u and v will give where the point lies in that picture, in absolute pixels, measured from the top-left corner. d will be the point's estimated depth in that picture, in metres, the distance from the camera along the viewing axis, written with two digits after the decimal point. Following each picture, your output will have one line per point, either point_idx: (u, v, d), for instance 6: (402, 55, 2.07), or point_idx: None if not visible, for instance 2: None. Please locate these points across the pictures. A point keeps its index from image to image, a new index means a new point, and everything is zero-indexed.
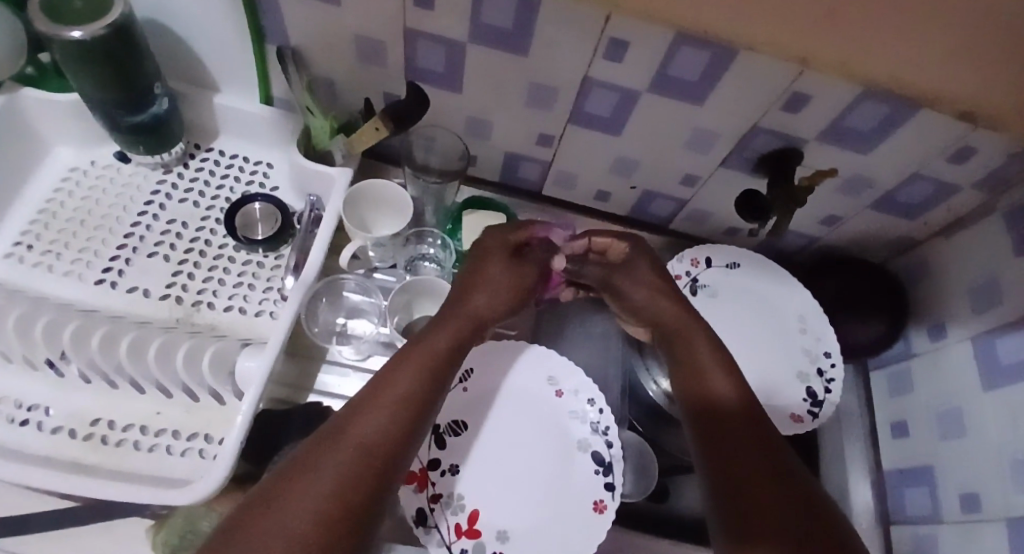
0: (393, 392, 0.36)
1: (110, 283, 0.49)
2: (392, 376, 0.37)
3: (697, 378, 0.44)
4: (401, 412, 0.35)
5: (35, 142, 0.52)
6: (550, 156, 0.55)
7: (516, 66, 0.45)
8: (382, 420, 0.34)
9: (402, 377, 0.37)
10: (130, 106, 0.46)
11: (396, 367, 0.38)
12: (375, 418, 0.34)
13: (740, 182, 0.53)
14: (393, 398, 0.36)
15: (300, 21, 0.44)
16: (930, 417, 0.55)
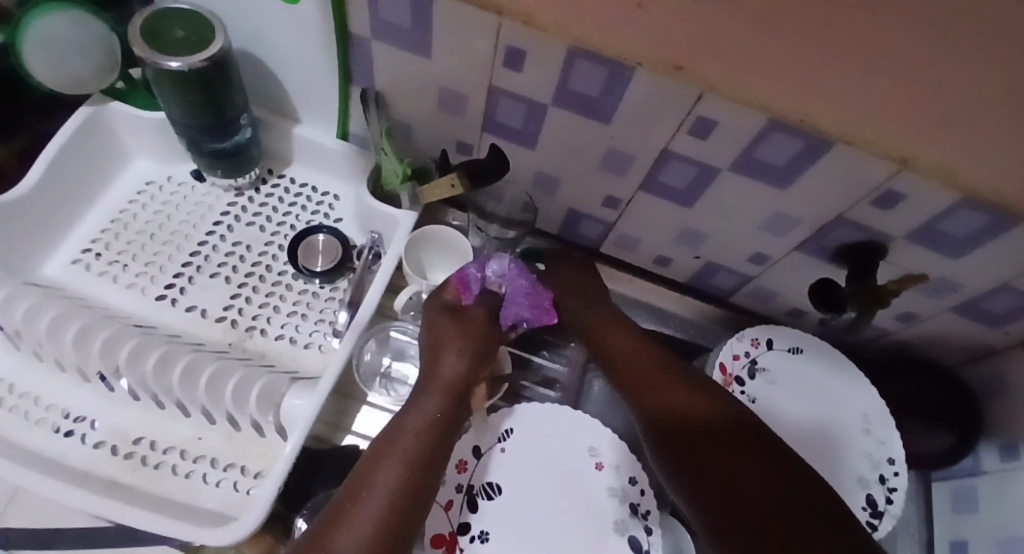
0: (381, 483, 0.37)
1: (168, 300, 0.50)
2: (375, 466, 0.39)
3: (660, 392, 0.46)
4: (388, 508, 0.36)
5: (119, 154, 0.55)
6: (613, 218, 0.54)
7: (593, 132, 0.44)
8: (379, 510, 0.36)
9: (380, 469, 0.38)
10: (215, 133, 0.48)
11: (379, 457, 0.39)
12: (364, 512, 0.36)
13: (811, 267, 0.51)
14: (376, 488, 0.37)
15: (389, 69, 0.44)
16: (995, 547, 0.50)
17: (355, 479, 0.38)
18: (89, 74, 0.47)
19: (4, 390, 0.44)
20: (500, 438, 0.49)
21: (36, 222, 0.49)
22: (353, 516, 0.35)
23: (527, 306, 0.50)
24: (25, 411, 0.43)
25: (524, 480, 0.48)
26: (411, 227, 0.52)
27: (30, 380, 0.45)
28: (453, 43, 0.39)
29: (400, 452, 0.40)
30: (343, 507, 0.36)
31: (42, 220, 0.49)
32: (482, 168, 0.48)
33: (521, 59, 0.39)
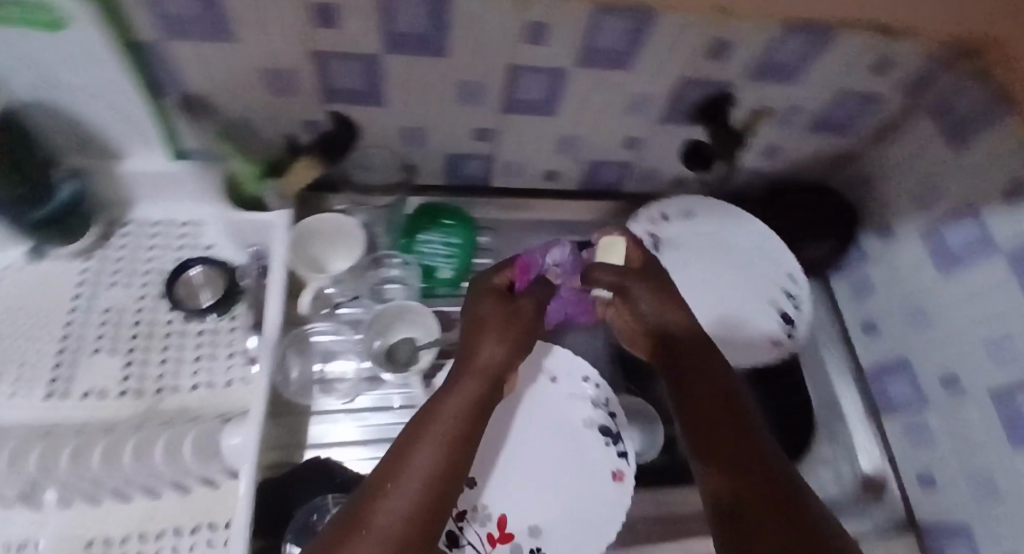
0: (416, 479, 0.30)
1: (54, 392, 0.47)
2: (410, 458, 0.31)
3: (668, 309, 0.41)
4: (425, 497, 0.30)
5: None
6: (492, 149, 0.54)
7: (438, 70, 0.43)
8: (410, 508, 0.29)
9: (420, 461, 0.31)
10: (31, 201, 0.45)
11: (415, 439, 0.32)
12: (392, 503, 0.29)
13: (679, 133, 0.54)
14: (411, 485, 0.30)
15: (195, 66, 0.40)
16: (898, 315, 0.58)
17: (382, 462, 0.31)
18: None
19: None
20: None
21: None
22: (381, 509, 0.29)
23: (572, 307, 0.54)
24: None
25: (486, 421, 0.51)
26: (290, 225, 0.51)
27: None
28: (256, 20, 0.36)
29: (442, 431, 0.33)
30: (373, 498, 0.30)
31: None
32: (331, 138, 0.48)
33: (332, 14, 0.36)
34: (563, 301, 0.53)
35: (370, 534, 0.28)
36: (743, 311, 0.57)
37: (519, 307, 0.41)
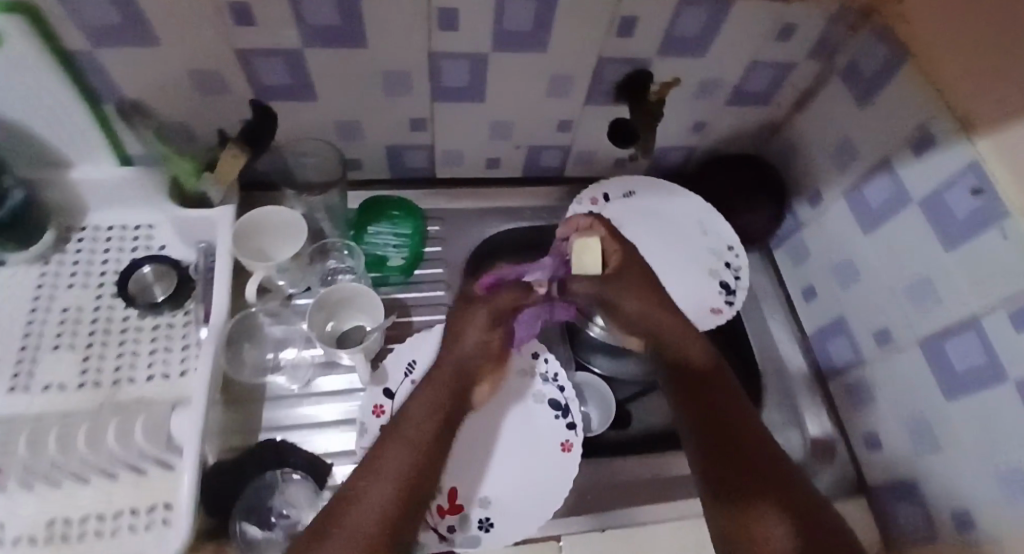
0: (444, 379, 0.41)
1: (164, 373, 0.47)
2: (445, 361, 0.43)
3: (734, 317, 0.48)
4: (431, 412, 0.39)
5: (33, 259, 0.50)
6: (569, 140, 0.59)
7: (534, 63, 0.47)
8: (433, 416, 0.39)
9: (446, 363, 0.43)
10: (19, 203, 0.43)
11: (470, 316, 0.44)
12: (419, 405, 0.39)
13: (742, 115, 0.58)
14: (438, 387, 0.41)
15: (325, 72, 0.45)
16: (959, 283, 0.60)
17: (450, 334, 0.44)
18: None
19: (65, 525, 0.41)
20: (544, 372, 0.53)
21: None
22: (410, 410, 0.39)
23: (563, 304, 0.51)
24: (127, 527, 0.41)
25: (574, 388, 0.56)
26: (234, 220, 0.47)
27: (110, 502, 0.42)
28: (389, 25, 0.41)
29: (447, 379, 0.42)
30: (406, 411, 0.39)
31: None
32: (256, 130, 0.46)
33: (456, 16, 0.41)
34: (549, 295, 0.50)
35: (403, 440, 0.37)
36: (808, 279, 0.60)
37: (620, 252, 0.48)
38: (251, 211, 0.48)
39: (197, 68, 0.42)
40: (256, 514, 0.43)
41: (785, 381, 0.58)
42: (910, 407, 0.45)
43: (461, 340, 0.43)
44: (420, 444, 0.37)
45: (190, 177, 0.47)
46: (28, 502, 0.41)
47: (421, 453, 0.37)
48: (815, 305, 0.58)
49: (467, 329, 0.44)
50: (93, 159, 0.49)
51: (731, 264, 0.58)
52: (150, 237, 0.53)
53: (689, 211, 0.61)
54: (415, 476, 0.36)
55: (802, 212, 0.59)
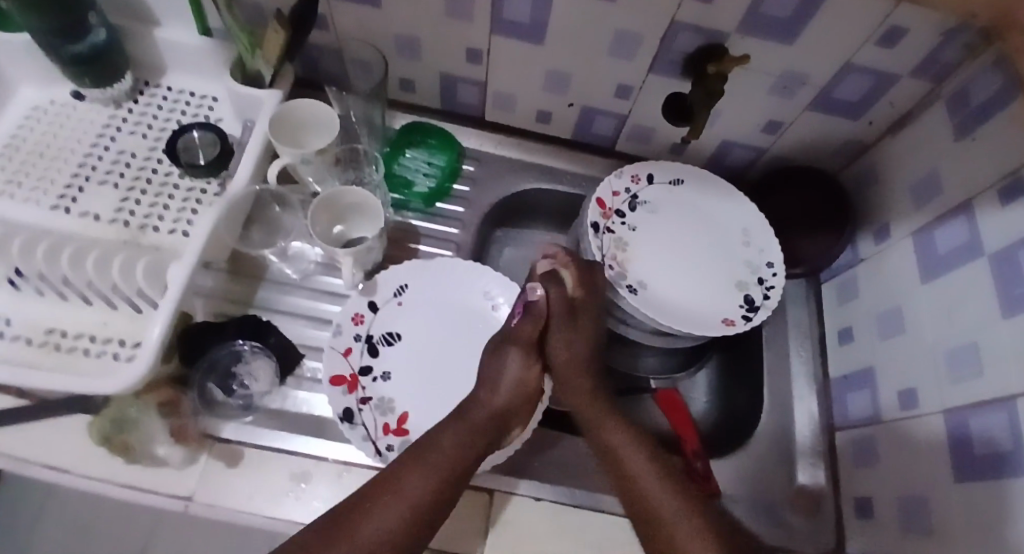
0: (476, 417, 0.41)
1: (184, 231, 0.51)
2: (483, 402, 0.42)
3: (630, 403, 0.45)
4: (471, 436, 0.39)
5: (107, 101, 0.55)
6: (626, 110, 0.55)
7: (599, 13, 0.45)
8: (467, 447, 0.39)
9: (481, 406, 0.42)
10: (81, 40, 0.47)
11: (504, 359, 0.45)
12: (453, 433, 0.39)
13: (825, 125, 0.52)
14: (473, 424, 0.40)
15: None
16: None
17: (485, 380, 0.44)
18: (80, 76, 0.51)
19: (63, 336, 0.46)
20: None
21: (39, 182, 0.51)
22: (442, 435, 0.39)
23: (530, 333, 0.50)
24: (111, 354, 0.46)
25: None
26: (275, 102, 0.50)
27: (105, 327, 0.47)
28: None
29: (485, 411, 0.41)
30: (438, 429, 0.40)
31: (42, 180, 0.51)
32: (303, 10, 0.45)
33: None
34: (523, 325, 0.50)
35: (433, 460, 0.37)
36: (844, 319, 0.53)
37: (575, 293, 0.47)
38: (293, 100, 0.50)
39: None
40: (220, 376, 0.46)
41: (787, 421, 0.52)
42: (914, 485, 0.40)
43: (495, 384, 0.44)
44: (447, 474, 0.36)
45: (246, 52, 0.49)
46: (38, 306, 0.47)
47: (447, 486, 0.36)
48: (846, 351, 0.51)
49: (503, 369, 0.45)
50: (177, 21, 0.53)
51: (764, 281, 0.52)
52: (211, 108, 0.57)
53: (735, 215, 0.55)
54: (444, 501, 0.35)
55: (865, 247, 0.52)
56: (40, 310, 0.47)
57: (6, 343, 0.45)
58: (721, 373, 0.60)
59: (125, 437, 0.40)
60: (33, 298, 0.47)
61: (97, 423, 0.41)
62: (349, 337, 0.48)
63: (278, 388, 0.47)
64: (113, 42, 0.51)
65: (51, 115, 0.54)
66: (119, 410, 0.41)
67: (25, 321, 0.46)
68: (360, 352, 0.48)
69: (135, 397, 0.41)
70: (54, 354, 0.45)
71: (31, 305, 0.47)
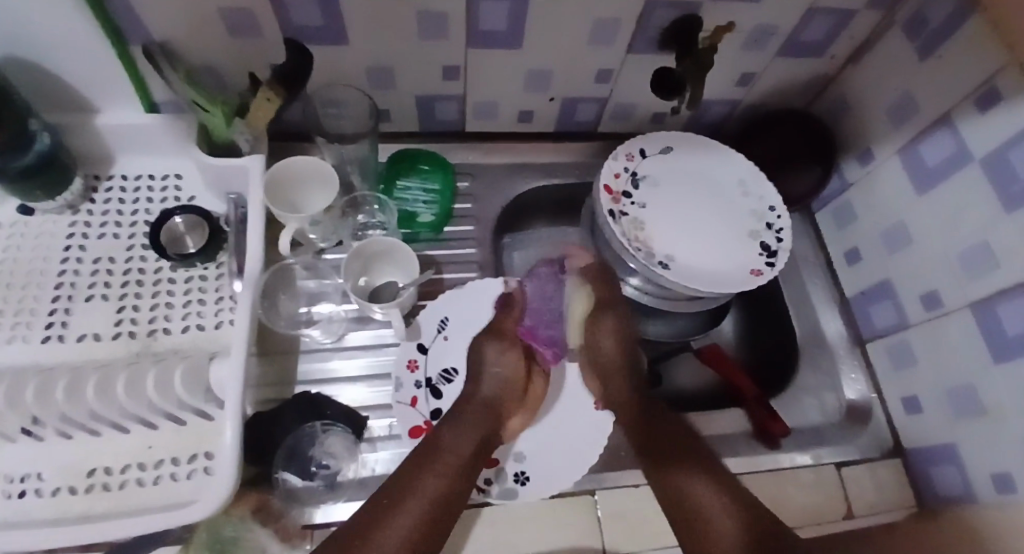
0: (472, 415, 0.43)
1: (198, 324, 0.47)
2: (472, 396, 0.45)
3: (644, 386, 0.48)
4: (467, 432, 0.42)
5: (62, 208, 0.50)
6: (607, 93, 0.56)
7: (579, 7, 0.44)
8: (465, 442, 0.41)
9: (474, 402, 0.44)
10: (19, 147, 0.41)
11: (482, 351, 0.48)
12: (454, 432, 0.41)
13: (792, 66, 0.55)
14: (470, 421, 0.43)
15: (357, 17, 0.42)
16: None
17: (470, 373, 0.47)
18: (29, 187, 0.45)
19: (108, 474, 0.42)
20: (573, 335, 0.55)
21: (18, 316, 0.46)
22: (443, 437, 0.41)
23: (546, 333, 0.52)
24: (170, 476, 0.42)
25: None
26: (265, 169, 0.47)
27: (152, 452, 0.43)
28: None
29: (480, 411, 0.44)
30: (439, 431, 0.42)
31: (19, 313, 0.46)
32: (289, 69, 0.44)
33: None
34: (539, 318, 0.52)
35: (439, 461, 0.39)
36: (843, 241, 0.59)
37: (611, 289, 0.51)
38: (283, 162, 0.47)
39: (228, 7, 0.39)
40: (298, 463, 0.44)
41: (821, 346, 0.58)
42: (956, 375, 0.45)
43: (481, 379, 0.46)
44: (444, 474, 0.38)
45: (220, 126, 0.46)
46: (64, 450, 0.42)
47: (451, 475, 0.38)
48: (859, 269, 0.57)
49: (488, 367, 0.46)
50: (119, 105, 0.48)
51: (772, 225, 0.55)
52: (179, 188, 0.52)
53: (729, 170, 0.58)
54: (448, 494, 0.37)
55: (851, 172, 0.57)
56: (71, 454, 0.42)
57: (48, 500, 0.40)
58: (752, 316, 0.65)
59: None
60: (58, 443, 0.42)
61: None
62: (411, 387, 0.48)
63: (355, 458, 0.46)
64: (57, 144, 0.46)
65: (3, 237, 0.48)
66: (213, 533, 0.39)
67: (58, 471, 0.42)
68: (426, 398, 0.49)
69: (226, 513, 0.40)
70: (105, 496, 0.41)
71: (60, 452, 0.42)
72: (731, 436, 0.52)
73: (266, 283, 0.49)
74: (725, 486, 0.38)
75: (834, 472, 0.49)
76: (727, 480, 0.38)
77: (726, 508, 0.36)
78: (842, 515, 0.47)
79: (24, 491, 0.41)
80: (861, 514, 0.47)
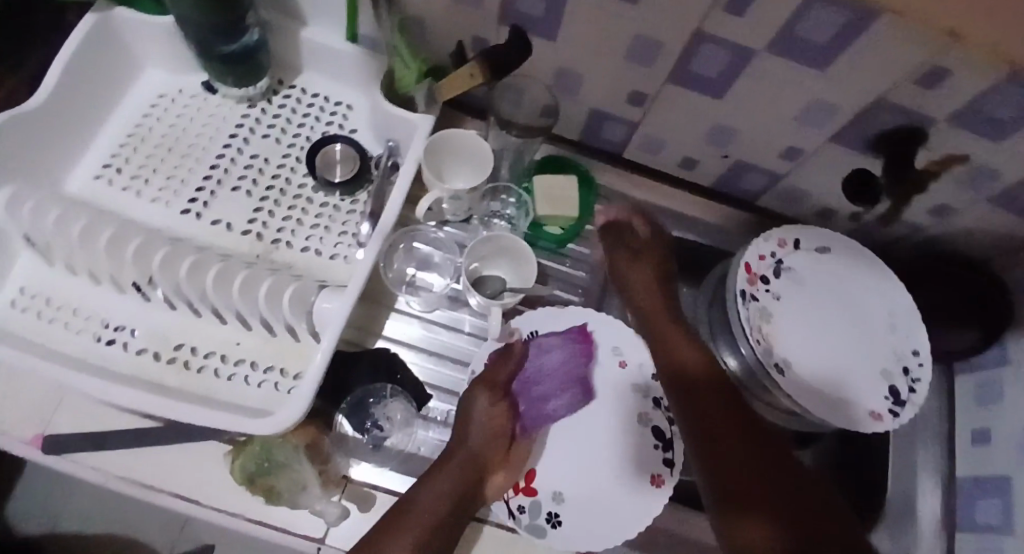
0: (454, 469, 0.41)
1: (316, 249, 0.48)
2: (456, 449, 0.43)
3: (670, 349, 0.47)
4: (447, 490, 0.40)
5: (242, 99, 0.53)
6: (784, 171, 0.52)
7: (802, 83, 0.40)
8: (443, 498, 0.39)
9: (456, 453, 0.43)
10: (226, 33, 0.44)
11: (472, 399, 0.44)
12: (431, 488, 0.40)
13: (1003, 219, 0.48)
14: (446, 474, 0.41)
15: (575, 22, 0.41)
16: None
17: (456, 425, 0.45)
18: (224, 72, 0.49)
19: (191, 353, 0.44)
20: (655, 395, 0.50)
21: (172, 181, 0.49)
22: (420, 491, 0.40)
23: (546, 393, 0.49)
24: (243, 377, 0.44)
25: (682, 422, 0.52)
26: (429, 131, 0.47)
27: (237, 348, 0.45)
28: None
29: (458, 464, 0.42)
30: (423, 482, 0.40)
31: (171, 179, 0.49)
32: (505, 54, 0.42)
33: (751, 3, 0.34)
34: (541, 384, 0.49)
35: (416, 517, 0.38)
36: (980, 423, 0.52)
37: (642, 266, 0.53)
38: (451, 130, 0.48)
39: None
40: (358, 415, 0.46)
41: (906, 513, 0.52)
42: None
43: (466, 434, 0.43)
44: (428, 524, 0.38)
45: (410, 78, 0.47)
46: (166, 317, 0.45)
47: (428, 533, 0.37)
48: (985, 455, 0.50)
49: (473, 418, 0.44)
50: (328, 25, 0.49)
51: (911, 372, 0.49)
52: (345, 117, 0.54)
53: (884, 295, 0.52)
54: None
55: (1015, 351, 0.50)
56: (168, 322, 0.45)
57: (130, 356, 0.43)
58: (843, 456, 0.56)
59: (270, 482, 0.39)
60: (161, 307, 0.45)
61: (238, 461, 0.40)
62: None
63: (407, 431, 0.46)
64: (262, 42, 0.48)
65: (179, 105, 0.52)
66: (265, 452, 0.40)
67: (151, 332, 0.44)
68: None
69: (282, 439, 0.41)
70: (181, 373, 0.43)
71: (159, 317, 0.45)
72: None
73: (393, 240, 0.51)
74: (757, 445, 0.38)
75: None
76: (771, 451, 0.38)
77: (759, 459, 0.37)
78: None
79: (113, 339, 0.44)
80: None
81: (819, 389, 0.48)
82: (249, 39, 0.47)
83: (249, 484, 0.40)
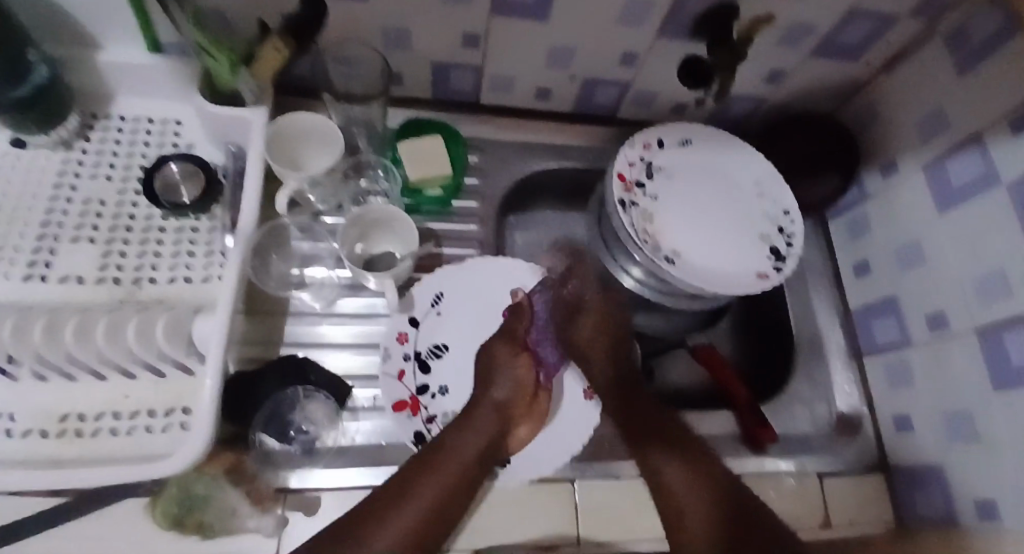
0: (480, 420, 0.44)
1: (186, 276, 0.46)
2: (482, 402, 0.46)
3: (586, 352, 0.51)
4: (463, 454, 0.41)
5: (56, 143, 0.48)
6: (630, 77, 0.53)
7: None
8: (467, 450, 0.42)
9: (484, 403, 0.45)
10: (9, 76, 0.40)
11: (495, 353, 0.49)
12: (459, 436, 0.42)
13: (824, 69, 0.53)
14: (476, 428, 0.43)
15: None
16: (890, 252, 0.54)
17: (479, 380, 0.48)
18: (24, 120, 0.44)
19: (80, 421, 0.41)
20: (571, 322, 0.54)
21: (0, 251, 0.44)
22: (448, 438, 0.42)
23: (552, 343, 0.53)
24: (145, 427, 0.41)
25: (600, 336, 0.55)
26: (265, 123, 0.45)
27: (129, 401, 0.42)
28: None
29: (484, 416, 0.44)
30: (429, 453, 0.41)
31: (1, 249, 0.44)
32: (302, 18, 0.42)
33: None
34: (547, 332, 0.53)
35: (434, 476, 0.39)
36: (854, 255, 0.58)
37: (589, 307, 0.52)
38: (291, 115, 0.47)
39: None
40: (277, 425, 0.44)
41: (818, 354, 0.58)
42: (957, 397, 0.45)
43: (492, 388, 0.47)
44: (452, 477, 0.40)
45: (225, 73, 0.43)
46: (41, 393, 0.41)
47: (453, 489, 0.39)
48: (866, 282, 0.56)
49: (499, 371, 0.48)
50: (122, 41, 0.45)
51: (784, 230, 0.54)
52: (177, 134, 0.51)
53: (744, 167, 0.56)
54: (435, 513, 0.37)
55: (872, 183, 0.56)
56: (42, 398, 0.41)
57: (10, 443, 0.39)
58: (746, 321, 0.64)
59: (200, 515, 0.38)
60: (32, 384, 0.41)
61: (159, 508, 0.38)
62: (399, 359, 0.48)
63: (335, 425, 0.45)
64: (55, 77, 0.44)
65: None
66: (184, 489, 0.38)
67: (30, 412, 0.41)
68: (413, 372, 0.49)
69: (196, 472, 0.39)
70: (77, 442, 0.40)
71: (33, 396, 0.41)
72: (719, 437, 0.52)
73: (261, 240, 0.48)
74: (696, 472, 0.42)
75: (817, 482, 0.50)
76: (702, 467, 0.42)
77: (691, 475, 0.41)
78: (821, 529, 0.48)
79: None
80: (840, 529, 0.49)
81: (708, 267, 0.52)
82: (38, 78, 0.42)
83: (179, 527, 0.38)
